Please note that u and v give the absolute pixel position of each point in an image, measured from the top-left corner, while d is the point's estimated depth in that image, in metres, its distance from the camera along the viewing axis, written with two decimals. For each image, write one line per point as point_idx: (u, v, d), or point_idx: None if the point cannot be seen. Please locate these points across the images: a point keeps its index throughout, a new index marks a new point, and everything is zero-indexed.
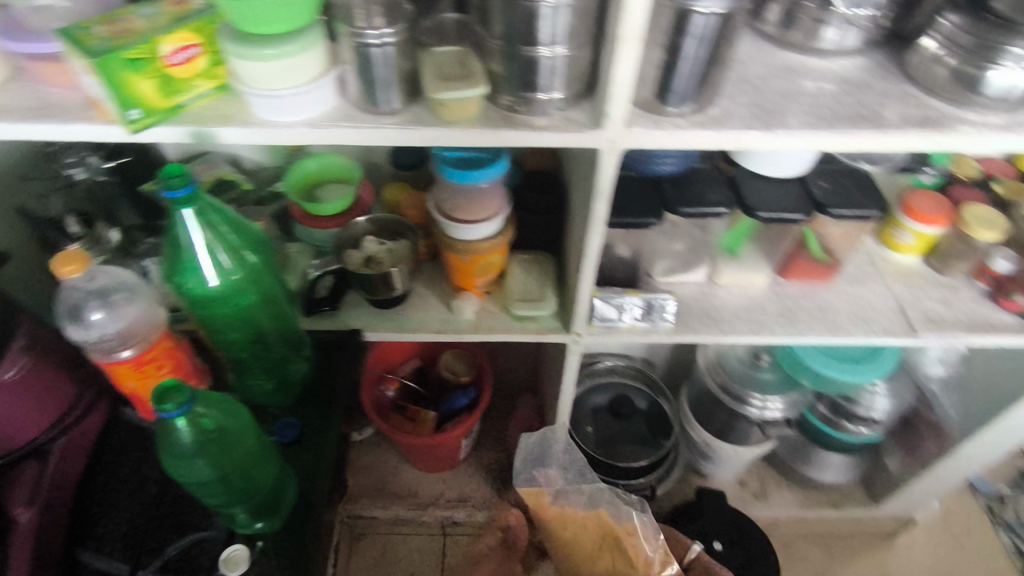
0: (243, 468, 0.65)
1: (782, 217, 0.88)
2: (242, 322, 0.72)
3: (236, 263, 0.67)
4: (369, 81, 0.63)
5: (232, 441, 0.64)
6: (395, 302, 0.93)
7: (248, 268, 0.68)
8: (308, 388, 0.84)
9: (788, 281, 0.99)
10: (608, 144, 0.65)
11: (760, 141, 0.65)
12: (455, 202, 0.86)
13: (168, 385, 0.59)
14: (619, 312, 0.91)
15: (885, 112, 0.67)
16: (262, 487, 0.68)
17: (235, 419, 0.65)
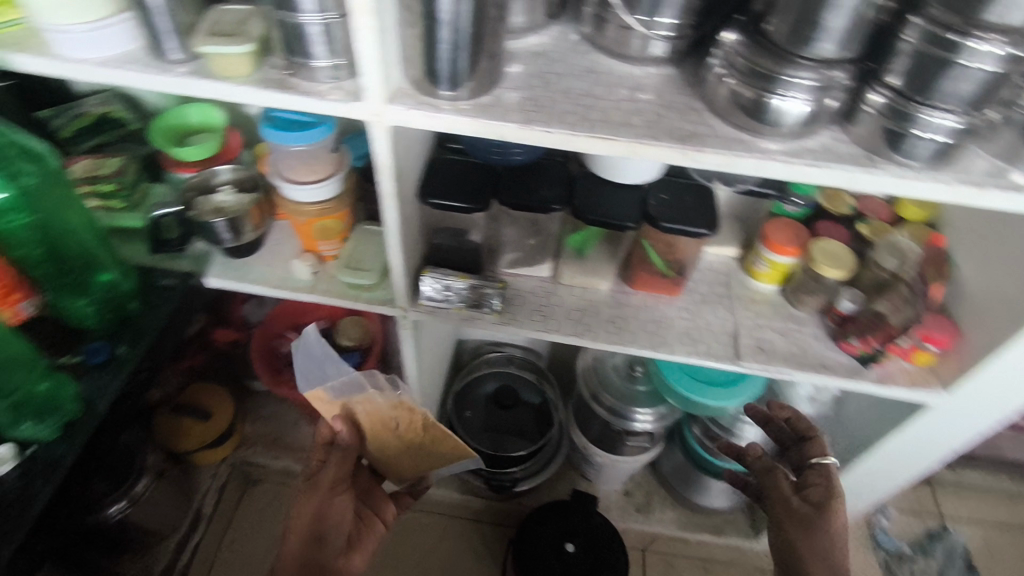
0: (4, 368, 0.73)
1: (606, 222, 0.87)
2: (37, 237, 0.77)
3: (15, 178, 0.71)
4: (152, 29, 0.66)
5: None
6: (242, 250, 0.98)
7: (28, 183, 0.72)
8: (126, 317, 0.89)
9: (634, 291, 1.00)
10: (372, 118, 0.66)
11: (519, 135, 0.66)
12: (293, 162, 0.89)
13: None
14: (446, 294, 0.93)
15: (658, 125, 0.67)
16: (30, 391, 0.74)
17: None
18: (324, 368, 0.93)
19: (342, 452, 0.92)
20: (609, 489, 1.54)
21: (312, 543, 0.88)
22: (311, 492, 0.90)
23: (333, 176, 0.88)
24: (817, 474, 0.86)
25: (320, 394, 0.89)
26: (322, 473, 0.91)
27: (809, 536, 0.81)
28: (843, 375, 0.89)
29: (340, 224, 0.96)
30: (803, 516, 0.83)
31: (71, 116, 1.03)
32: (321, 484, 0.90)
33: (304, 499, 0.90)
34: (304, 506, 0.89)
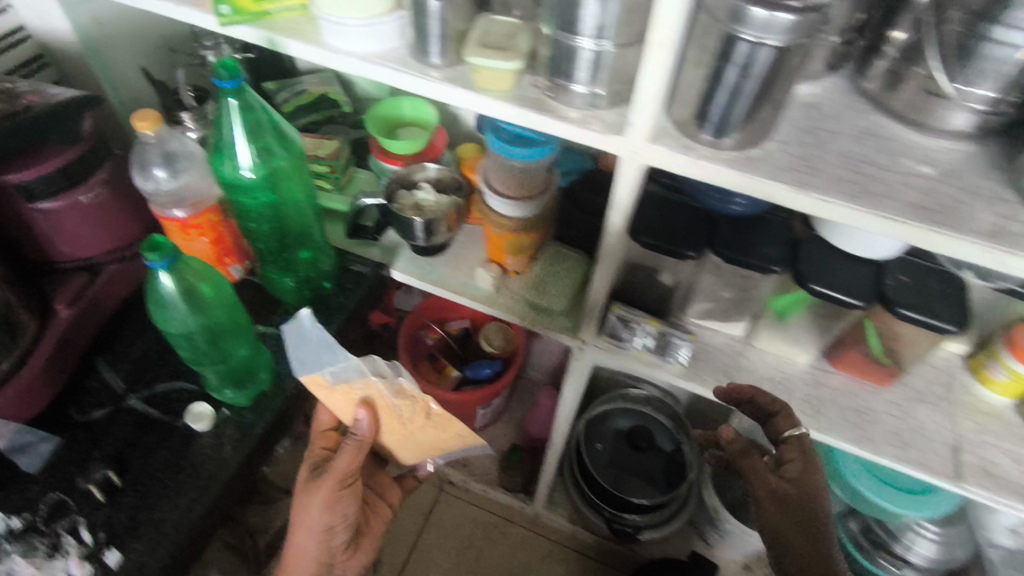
0: (215, 335, 0.68)
1: (834, 296, 0.78)
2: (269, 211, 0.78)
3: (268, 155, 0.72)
4: (423, 32, 0.65)
5: (210, 307, 0.65)
6: (430, 249, 0.96)
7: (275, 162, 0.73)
8: (316, 295, 0.90)
9: (836, 370, 0.89)
10: (627, 154, 0.62)
11: (787, 198, 0.59)
12: (503, 175, 0.89)
13: (158, 238, 0.59)
14: (634, 335, 0.88)
15: (957, 211, 0.57)
16: (230, 358, 0.70)
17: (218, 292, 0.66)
18: (329, 352, 0.77)
19: (354, 440, 0.85)
20: (729, 559, 1.42)
21: (324, 533, 0.90)
22: (312, 481, 0.89)
23: (540, 198, 0.86)
24: (792, 446, 0.73)
25: (320, 376, 0.78)
26: (333, 465, 0.87)
27: (800, 537, 0.69)
28: None
29: (533, 244, 0.93)
30: (794, 503, 0.71)
31: (293, 92, 1.07)
32: (326, 479, 0.88)
33: (310, 493, 0.89)
34: (307, 494, 0.90)
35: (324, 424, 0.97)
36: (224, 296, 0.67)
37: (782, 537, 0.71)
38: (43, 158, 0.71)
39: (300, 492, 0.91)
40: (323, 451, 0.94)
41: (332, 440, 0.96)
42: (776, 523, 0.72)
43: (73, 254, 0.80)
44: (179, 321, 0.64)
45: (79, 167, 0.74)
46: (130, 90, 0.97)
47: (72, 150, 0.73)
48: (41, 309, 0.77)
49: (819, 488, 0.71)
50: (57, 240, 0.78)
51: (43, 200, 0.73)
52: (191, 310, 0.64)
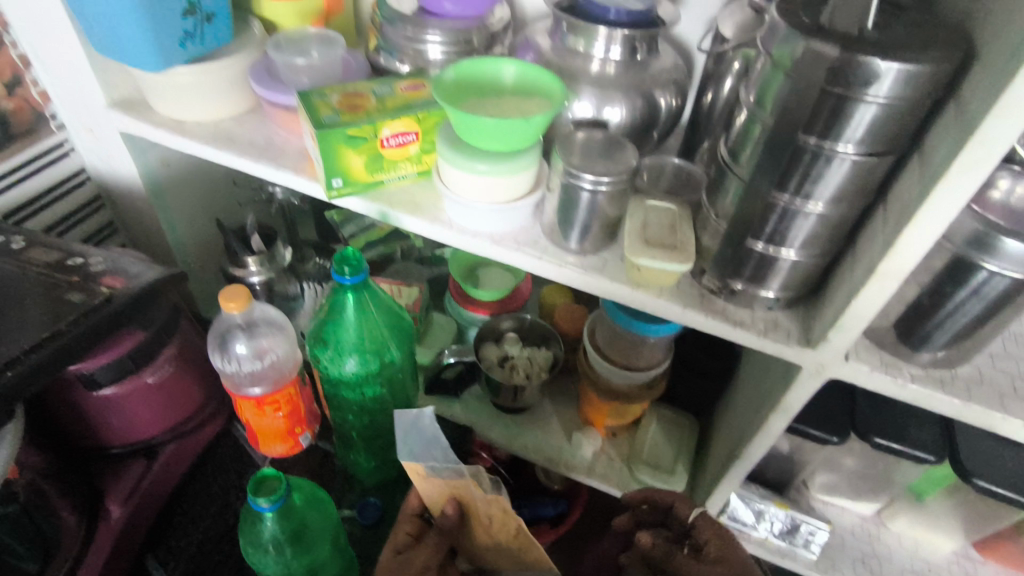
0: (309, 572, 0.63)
1: (1006, 497, 0.66)
2: (362, 410, 0.71)
3: (378, 357, 0.65)
4: (567, 219, 0.58)
5: (310, 541, 0.62)
6: (518, 410, 0.87)
7: (384, 362, 0.66)
8: (389, 463, 0.79)
9: (983, 559, 0.79)
10: (812, 367, 0.53)
11: (1016, 429, 0.50)
12: (609, 337, 0.80)
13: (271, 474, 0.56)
14: (763, 521, 0.79)
15: None
16: None
17: (320, 522, 0.64)
18: (435, 447, 0.65)
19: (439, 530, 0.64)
20: None
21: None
22: (391, 562, 0.63)
23: (650, 367, 0.78)
24: (704, 526, 0.61)
25: (418, 467, 0.62)
26: (414, 555, 0.63)
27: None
28: None
29: (639, 407, 0.83)
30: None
31: (364, 225, 0.98)
32: (409, 562, 0.62)
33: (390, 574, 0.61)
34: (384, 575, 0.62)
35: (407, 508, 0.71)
36: (319, 515, 0.64)
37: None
38: (115, 343, 0.64)
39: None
40: (406, 535, 0.67)
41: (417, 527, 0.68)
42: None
43: (127, 439, 0.71)
44: (273, 561, 0.61)
45: (149, 347, 0.67)
46: (193, 230, 0.91)
47: (143, 334, 0.66)
48: (91, 510, 0.68)
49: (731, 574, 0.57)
50: (115, 425, 0.69)
51: (107, 388, 0.65)
52: (284, 514, 0.60)
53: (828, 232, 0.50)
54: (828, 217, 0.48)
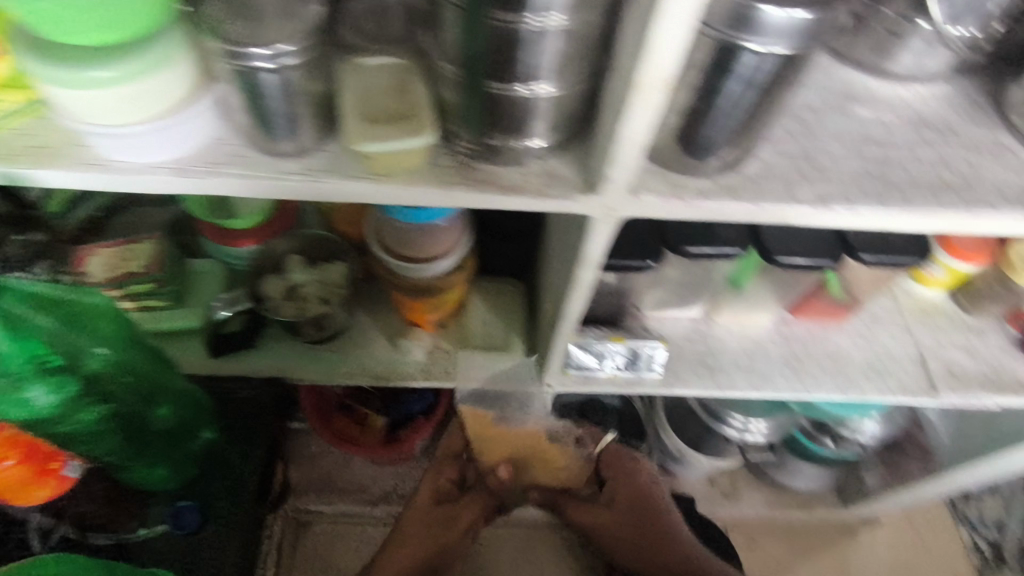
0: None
1: (803, 261, 0.69)
2: (102, 423, 0.55)
3: (69, 362, 0.50)
4: (261, 114, 0.42)
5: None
6: (332, 337, 0.76)
7: (89, 362, 0.52)
8: (216, 455, 0.70)
9: (796, 320, 0.85)
10: (602, 212, 0.47)
11: (807, 216, 0.48)
12: (397, 238, 0.67)
13: None
14: (602, 359, 0.77)
15: (982, 181, 0.49)
16: None
17: None
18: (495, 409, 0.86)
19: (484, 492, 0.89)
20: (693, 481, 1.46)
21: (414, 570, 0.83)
22: (433, 514, 0.87)
23: (451, 250, 0.67)
24: (608, 465, 0.92)
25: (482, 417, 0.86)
26: (458, 509, 0.88)
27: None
28: None
29: (455, 292, 0.74)
30: (627, 527, 0.90)
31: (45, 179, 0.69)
32: (451, 521, 0.87)
33: (421, 516, 0.86)
34: (420, 527, 0.85)
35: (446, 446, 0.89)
36: None
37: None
38: None
39: (407, 520, 0.86)
40: (446, 480, 0.89)
41: (454, 469, 0.89)
42: (614, 544, 0.91)
43: None
44: None
45: None
46: None
47: None
48: None
49: (641, 494, 0.90)
50: None
51: None
52: None
53: (567, 49, 0.39)
54: (569, 26, 0.38)
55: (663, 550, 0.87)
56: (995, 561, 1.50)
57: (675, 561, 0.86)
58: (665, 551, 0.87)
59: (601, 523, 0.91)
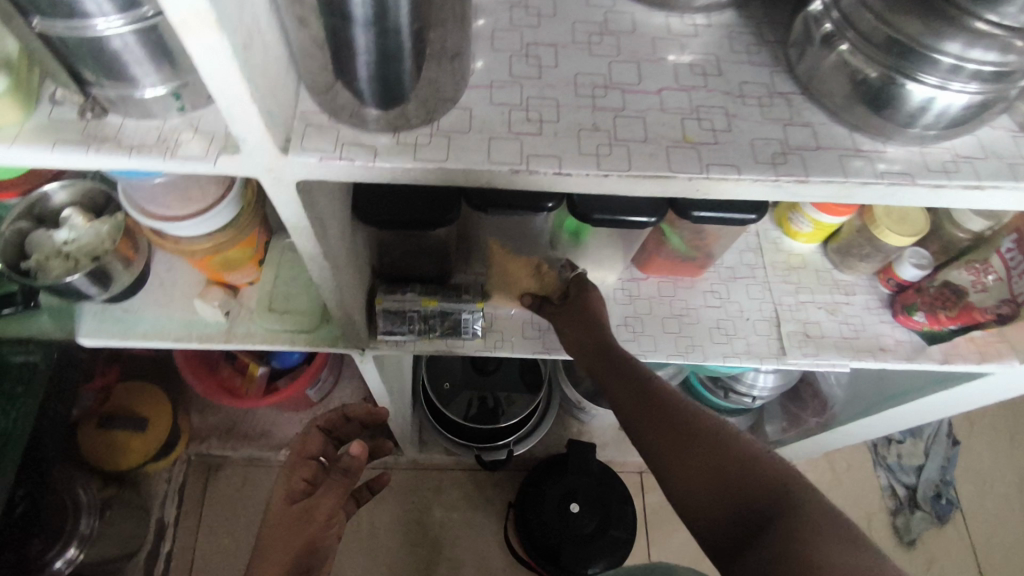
0: None
1: (618, 221, 0.63)
2: None
3: None
4: None
5: None
6: (121, 295, 0.70)
7: None
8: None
9: (646, 276, 0.80)
10: (262, 174, 0.39)
11: (513, 180, 0.40)
12: (157, 193, 0.58)
13: None
14: (410, 323, 0.71)
15: (733, 137, 0.41)
16: None
17: None
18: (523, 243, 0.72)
19: (346, 475, 0.69)
20: (603, 426, 1.44)
21: (298, 570, 0.64)
22: (290, 516, 0.66)
23: (226, 198, 0.60)
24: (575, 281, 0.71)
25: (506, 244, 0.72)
26: (314, 501, 0.67)
27: (675, 439, 0.53)
28: (905, 357, 0.76)
29: (249, 250, 0.68)
30: (592, 344, 0.65)
31: None
32: (312, 515, 0.66)
33: (286, 532, 0.65)
34: (281, 531, 0.65)
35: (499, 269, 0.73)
36: None
37: (645, 429, 0.56)
38: None
39: (264, 538, 0.65)
40: (303, 478, 0.70)
41: (312, 471, 0.71)
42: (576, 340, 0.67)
43: None
44: None
45: None
46: None
47: None
48: None
49: (601, 316, 0.67)
50: None
51: None
52: None
53: None
54: None
55: (652, 405, 0.57)
56: (909, 503, 1.48)
57: (652, 400, 0.57)
58: (627, 380, 0.60)
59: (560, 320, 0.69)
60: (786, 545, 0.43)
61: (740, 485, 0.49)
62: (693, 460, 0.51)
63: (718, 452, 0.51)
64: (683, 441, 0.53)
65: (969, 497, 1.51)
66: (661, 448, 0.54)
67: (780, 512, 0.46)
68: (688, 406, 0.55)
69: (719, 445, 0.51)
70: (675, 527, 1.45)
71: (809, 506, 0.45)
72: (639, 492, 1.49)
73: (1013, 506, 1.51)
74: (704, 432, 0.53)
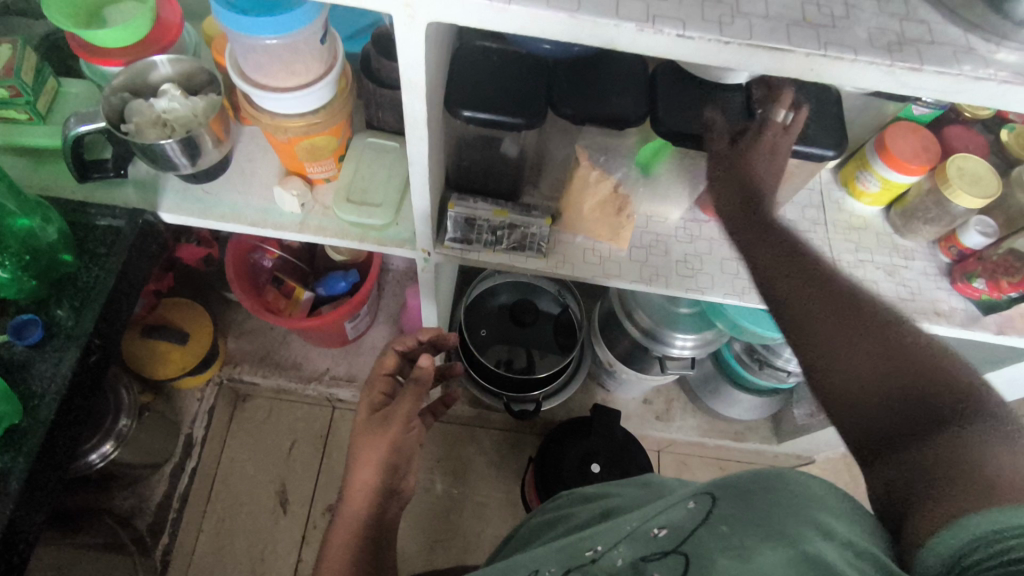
0: None
1: (700, 142, 0.64)
2: None
3: None
4: None
5: None
6: (205, 173, 0.73)
7: None
8: (65, 282, 0.68)
9: (709, 219, 0.80)
10: (399, 10, 0.42)
11: (635, 41, 0.42)
12: (261, 61, 0.61)
13: None
14: (478, 233, 0.73)
15: (851, 24, 0.42)
16: None
17: None
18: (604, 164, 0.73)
19: (417, 383, 0.67)
20: (629, 398, 1.45)
21: (385, 477, 0.63)
22: (371, 422, 0.66)
23: (327, 76, 0.62)
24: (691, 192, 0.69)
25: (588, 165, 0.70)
26: (391, 408, 0.66)
27: (834, 329, 0.49)
28: (959, 324, 0.76)
29: (335, 141, 0.71)
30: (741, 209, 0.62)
31: None
32: (390, 419, 0.66)
33: (371, 438, 0.65)
34: (364, 436, 0.66)
35: (578, 191, 0.72)
36: None
37: (797, 314, 0.52)
38: None
39: (355, 446, 0.65)
40: (382, 393, 0.73)
41: (389, 386, 0.74)
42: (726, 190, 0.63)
43: None
44: None
45: None
46: None
47: None
48: None
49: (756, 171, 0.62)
50: None
51: None
52: None
53: None
54: None
55: (805, 274, 0.54)
56: None
57: (811, 273, 0.54)
58: (782, 271, 0.55)
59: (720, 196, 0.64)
60: (948, 437, 0.39)
61: (898, 374, 0.44)
62: (850, 350, 0.47)
63: (867, 327, 0.47)
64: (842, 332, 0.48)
65: None
66: (813, 333, 0.50)
67: (942, 404, 0.41)
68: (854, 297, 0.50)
69: (885, 339, 0.46)
70: None
71: (980, 391, 0.40)
72: (656, 469, 1.49)
73: None
74: (869, 324, 0.48)
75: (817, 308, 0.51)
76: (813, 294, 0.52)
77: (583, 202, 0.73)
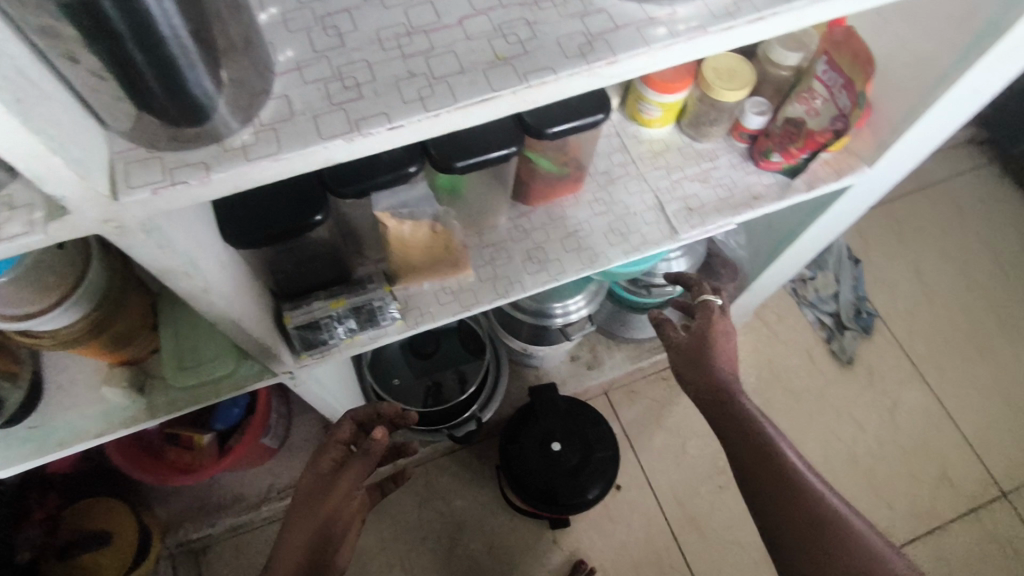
0: None
1: (480, 161, 0.65)
2: None
3: None
4: None
5: None
6: (16, 415, 0.65)
7: None
8: None
9: (533, 207, 0.83)
10: (104, 226, 0.38)
11: (354, 148, 0.41)
12: (9, 292, 0.54)
13: None
14: (329, 332, 0.70)
15: (539, 43, 0.43)
16: None
17: None
18: None
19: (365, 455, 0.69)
20: (556, 364, 1.49)
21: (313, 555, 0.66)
22: (313, 492, 0.70)
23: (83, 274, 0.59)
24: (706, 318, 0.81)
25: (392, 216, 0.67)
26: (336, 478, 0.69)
27: (808, 538, 0.69)
28: (776, 198, 0.83)
29: (129, 319, 0.67)
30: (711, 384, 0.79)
31: None
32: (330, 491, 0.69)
33: (308, 508, 0.68)
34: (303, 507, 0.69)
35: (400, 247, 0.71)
36: None
37: (776, 519, 0.71)
38: None
39: (292, 514, 0.69)
40: (332, 462, 0.73)
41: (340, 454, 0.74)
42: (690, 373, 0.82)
43: None
44: None
45: None
46: None
47: None
48: None
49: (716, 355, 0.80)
50: None
51: None
52: None
53: None
54: None
55: (782, 486, 0.71)
56: (838, 327, 1.55)
57: (786, 487, 0.71)
58: (754, 457, 0.74)
59: (700, 382, 0.81)
60: None
61: None
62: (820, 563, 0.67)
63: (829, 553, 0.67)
64: (809, 536, 0.69)
65: (889, 303, 1.61)
66: (795, 551, 0.69)
67: None
68: (824, 507, 0.69)
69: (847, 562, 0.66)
70: (651, 428, 1.52)
71: None
72: (610, 409, 1.55)
73: (923, 300, 1.62)
74: (836, 539, 0.68)
75: (797, 527, 0.69)
76: (787, 510, 0.70)
77: (409, 255, 0.72)
